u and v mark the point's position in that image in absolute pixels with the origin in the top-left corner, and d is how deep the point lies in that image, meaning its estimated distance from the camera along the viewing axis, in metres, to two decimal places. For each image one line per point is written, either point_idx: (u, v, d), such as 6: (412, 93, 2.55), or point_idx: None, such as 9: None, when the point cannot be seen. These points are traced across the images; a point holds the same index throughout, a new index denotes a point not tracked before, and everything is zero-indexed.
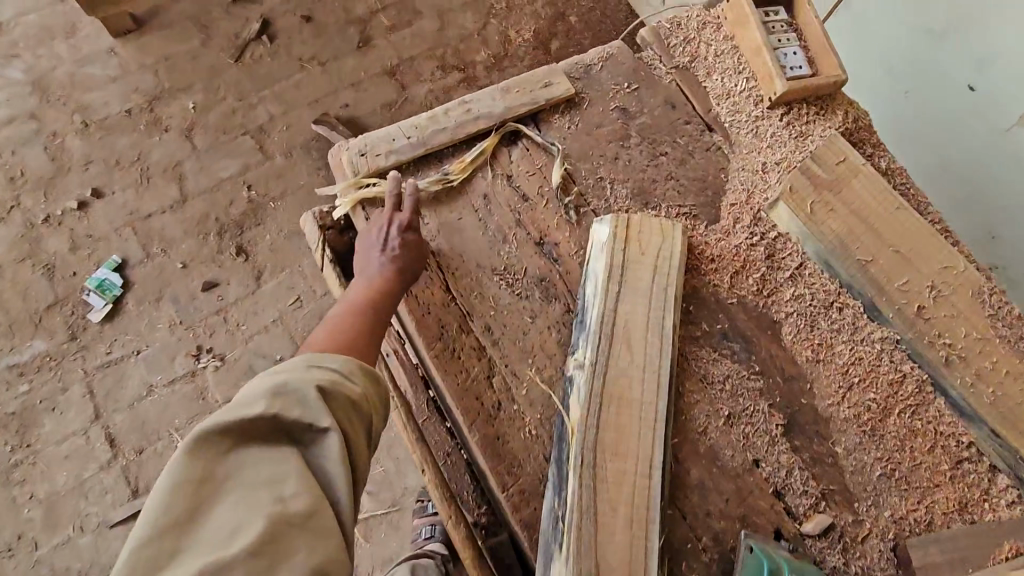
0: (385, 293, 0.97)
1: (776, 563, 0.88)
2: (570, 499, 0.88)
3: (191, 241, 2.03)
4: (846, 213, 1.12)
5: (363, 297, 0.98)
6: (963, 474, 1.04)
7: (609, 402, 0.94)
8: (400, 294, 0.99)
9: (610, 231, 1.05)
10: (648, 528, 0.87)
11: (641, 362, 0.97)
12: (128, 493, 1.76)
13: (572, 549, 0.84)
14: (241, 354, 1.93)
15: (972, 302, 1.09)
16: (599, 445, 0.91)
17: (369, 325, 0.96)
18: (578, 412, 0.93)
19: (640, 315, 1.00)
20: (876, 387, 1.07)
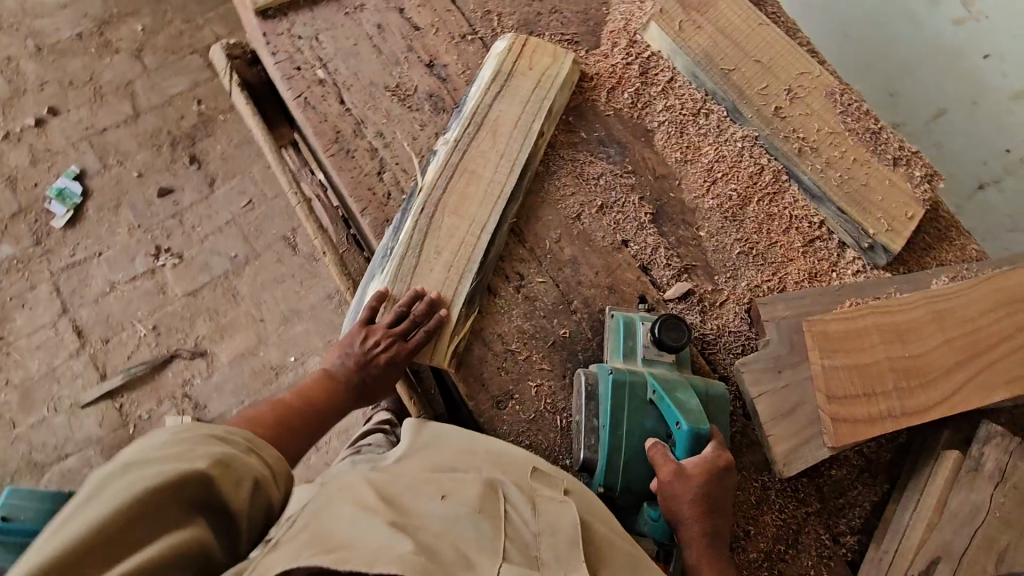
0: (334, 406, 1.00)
1: (629, 319, 1.01)
2: (402, 236, 1.04)
3: (146, 152, 2.14)
4: (712, 30, 1.23)
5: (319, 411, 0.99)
6: (815, 250, 1.16)
7: (461, 174, 1.08)
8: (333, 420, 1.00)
9: (507, 45, 1.17)
10: (465, 267, 1.03)
11: (501, 150, 1.11)
12: (97, 377, 1.90)
13: (391, 271, 1.02)
14: (198, 253, 2.06)
15: (825, 101, 1.21)
16: (441, 203, 1.06)
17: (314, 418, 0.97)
18: (431, 177, 1.08)
19: (512, 114, 1.13)
20: (737, 179, 1.19)
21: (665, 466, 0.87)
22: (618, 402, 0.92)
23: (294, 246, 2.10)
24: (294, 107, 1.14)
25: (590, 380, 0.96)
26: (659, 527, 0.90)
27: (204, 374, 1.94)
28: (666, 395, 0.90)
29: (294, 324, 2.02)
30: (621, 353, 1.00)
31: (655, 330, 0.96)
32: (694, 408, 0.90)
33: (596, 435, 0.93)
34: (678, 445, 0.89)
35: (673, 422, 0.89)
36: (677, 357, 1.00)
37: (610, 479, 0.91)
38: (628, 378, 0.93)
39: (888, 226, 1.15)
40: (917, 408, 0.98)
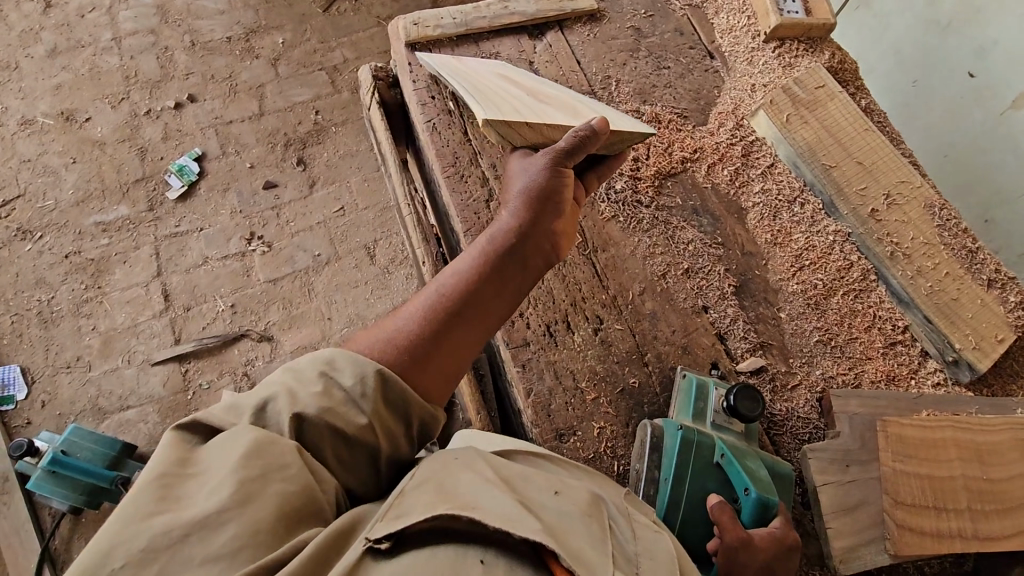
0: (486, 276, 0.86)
1: (701, 382, 1.05)
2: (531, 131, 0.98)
3: (261, 147, 2.35)
4: (818, 126, 1.29)
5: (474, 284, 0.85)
6: (896, 353, 1.16)
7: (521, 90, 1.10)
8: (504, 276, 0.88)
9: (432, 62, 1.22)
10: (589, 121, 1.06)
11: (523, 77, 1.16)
12: (172, 340, 2.03)
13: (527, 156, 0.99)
14: (286, 245, 2.21)
15: (923, 211, 1.23)
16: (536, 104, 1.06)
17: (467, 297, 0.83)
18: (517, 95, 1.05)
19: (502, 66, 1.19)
20: (825, 270, 1.21)
21: (733, 529, 0.86)
22: (684, 458, 0.96)
23: (372, 256, 2.23)
24: (422, 128, 1.24)
25: (655, 431, 0.99)
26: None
27: (267, 358, 2.04)
28: (736, 460, 0.94)
29: (357, 328, 2.12)
30: (690, 413, 1.03)
31: (731, 397, 0.99)
32: (762, 477, 0.94)
33: (654, 487, 0.97)
34: (743, 510, 0.92)
35: (740, 487, 0.93)
36: (745, 427, 1.03)
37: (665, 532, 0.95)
38: (697, 437, 0.98)
39: (976, 344, 1.14)
40: (990, 534, 0.95)
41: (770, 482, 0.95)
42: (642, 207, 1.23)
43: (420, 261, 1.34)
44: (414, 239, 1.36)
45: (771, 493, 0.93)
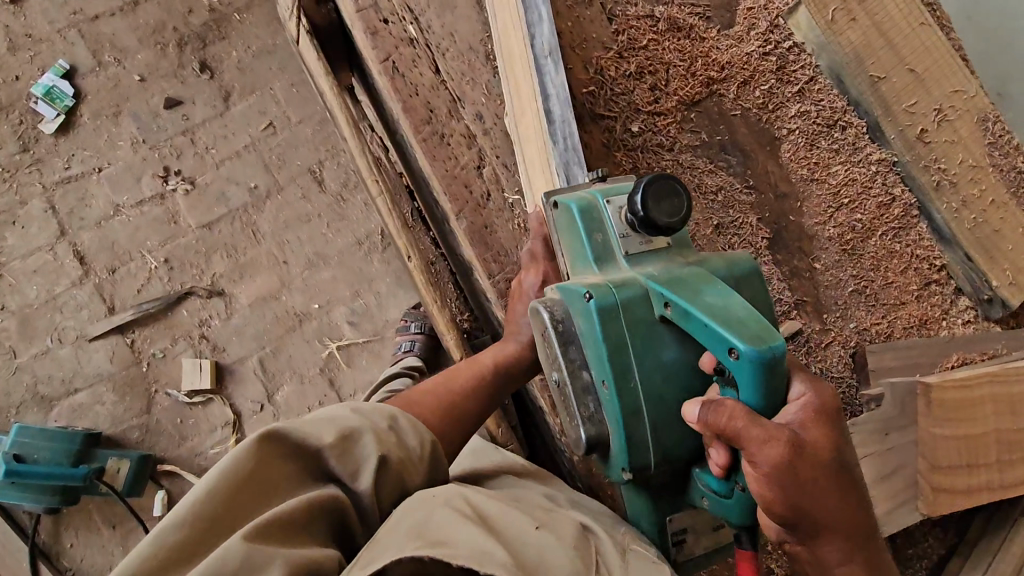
0: (509, 364, 0.90)
1: (583, 205, 0.74)
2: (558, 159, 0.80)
3: (148, 51, 1.84)
4: (867, 24, 1.05)
5: (487, 360, 0.90)
6: (929, 295, 1.08)
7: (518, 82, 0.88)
8: (524, 366, 0.91)
9: None
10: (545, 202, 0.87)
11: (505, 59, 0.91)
12: (105, 310, 1.76)
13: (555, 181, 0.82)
14: (213, 180, 1.85)
15: (974, 127, 1.07)
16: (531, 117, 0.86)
17: (485, 392, 0.89)
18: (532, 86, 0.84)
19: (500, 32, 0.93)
20: (864, 208, 1.07)
21: (766, 442, 0.58)
22: (612, 334, 0.68)
23: (320, 183, 1.89)
24: (379, 70, 0.93)
25: (565, 318, 0.74)
26: (727, 502, 0.69)
27: (223, 316, 1.81)
28: (692, 307, 0.64)
29: (319, 269, 1.86)
30: (591, 258, 0.74)
31: (641, 206, 0.68)
32: (733, 312, 0.63)
33: (595, 397, 0.73)
34: (741, 387, 0.61)
35: (723, 352, 0.62)
36: (670, 239, 0.75)
37: (636, 458, 0.70)
38: (620, 297, 0.69)
39: (1012, 279, 1.07)
40: (1015, 481, 0.98)
41: (750, 310, 0.63)
42: (662, 151, 1.02)
43: (405, 253, 1.09)
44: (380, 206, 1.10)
45: (766, 335, 0.60)
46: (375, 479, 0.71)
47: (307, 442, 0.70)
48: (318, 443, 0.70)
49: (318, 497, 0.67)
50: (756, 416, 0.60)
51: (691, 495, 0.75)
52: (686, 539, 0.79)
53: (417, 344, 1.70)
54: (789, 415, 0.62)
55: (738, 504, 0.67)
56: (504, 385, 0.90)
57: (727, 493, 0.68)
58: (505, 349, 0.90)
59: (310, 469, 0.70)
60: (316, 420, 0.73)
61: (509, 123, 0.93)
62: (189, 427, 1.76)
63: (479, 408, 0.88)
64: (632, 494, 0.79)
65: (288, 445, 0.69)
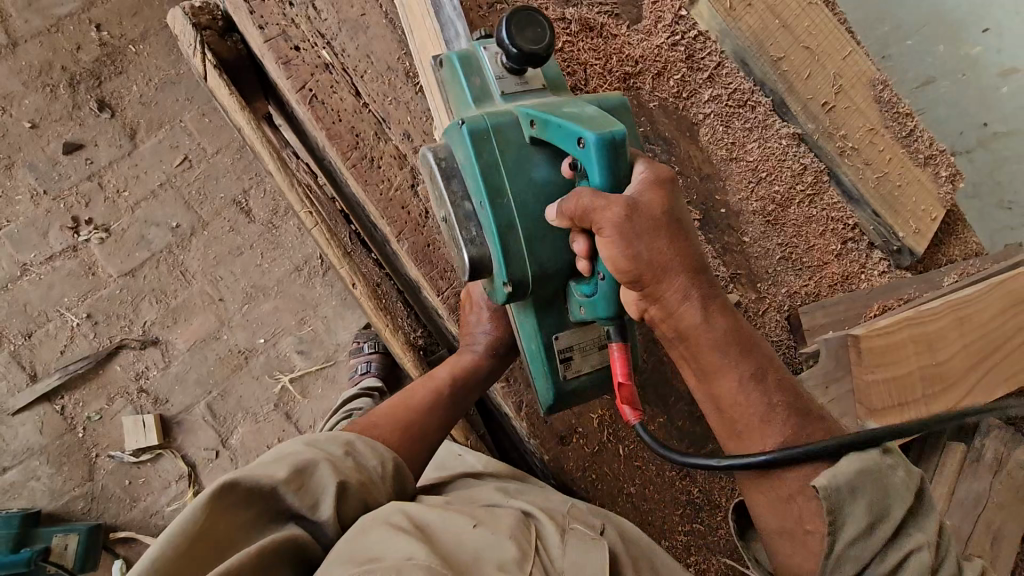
0: (467, 372, 0.90)
1: (465, 52, 0.78)
2: None
3: (36, 95, 1.71)
4: (763, 8, 1.11)
5: (442, 372, 0.90)
6: (848, 252, 1.17)
7: (441, 93, 0.87)
8: (482, 373, 0.91)
9: None
10: None
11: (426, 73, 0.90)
12: (27, 378, 1.64)
13: None
14: (129, 223, 1.74)
15: (867, 94, 1.16)
16: None
17: (443, 404, 0.88)
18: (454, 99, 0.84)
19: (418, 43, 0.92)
20: (780, 179, 1.14)
21: (607, 206, 0.64)
22: (486, 147, 0.72)
23: (248, 212, 1.81)
24: (297, 99, 0.91)
25: (446, 154, 0.77)
26: (595, 299, 0.73)
27: (161, 365, 1.71)
28: (550, 116, 0.69)
29: (260, 302, 1.79)
30: (470, 100, 0.77)
31: (509, 42, 0.71)
32: (589, 114, 0.68)
33: (475, 222, 0.75)
34: (589, 172, 0.66)
35: (574, 145, 0.67)
36: (543, 78, 0.80)
37: (513, 270, 0.73)
38: (491, 124, 0.73)
39: (916, 228, 1.17)
40: (940, 411, 1.07)
41: (603, 113, 0.69)
42: None
43: (349, 282, 1.06)
44: (316, 232, 1.06)
45: (613, 125, 0.66)
46: (335, 508, 0.70)
47: (259, 484, 0.67)
48: (271, 482, 0.68)
49: (278, 538, 0.64)
50: (601, 189, 0.65)
51: (567, 310, 0.79)
52: (571, 356, 0.82)
53: (374, 363, 1.65)
54: (629, 187, 0.67)
55: (603, 294, 0.72)
56: (464, 394, 0.90)
57: (594, 289, 0.73)
58: (458, 362, 0.90)
59: (265, 514, 0.67)
60: (265, 463, 0.71)
61: (440, 136, 0.92)
62: (139, 487, 1.66)
63: (440, 421, 0.87)
64: (521, 315, 0.80)
65: (239, 492, 0.66)
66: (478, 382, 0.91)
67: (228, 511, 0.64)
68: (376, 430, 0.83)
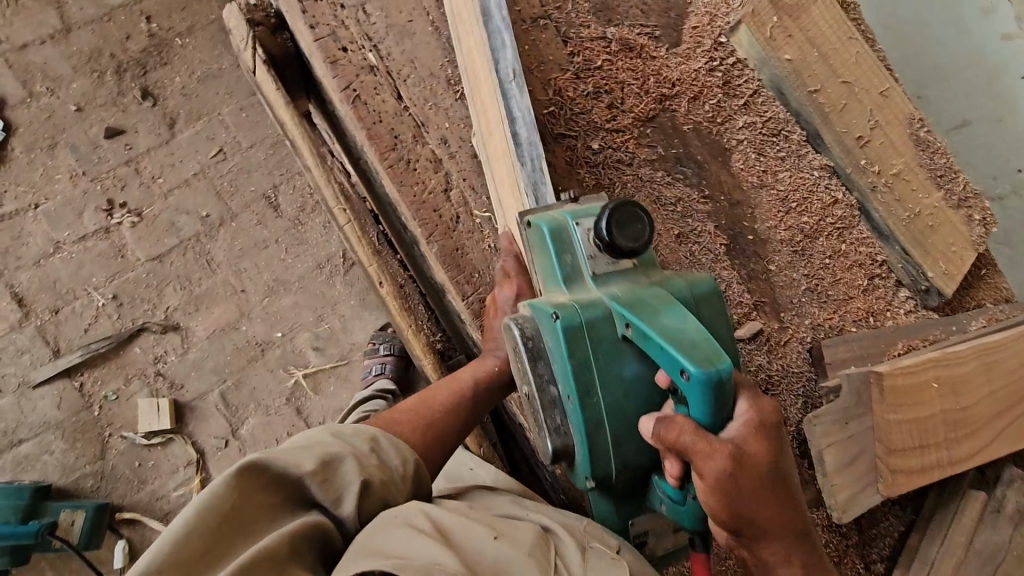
0: (490, 377, 0.90)
1: (557, 224, 0.76)
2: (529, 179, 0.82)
3: (84, 79, 1.76)
4: (802, 40, 1.12)
5: (466, 374, 0.90)
6: (874, 288, 1.15)
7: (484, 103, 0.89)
8: (505, 380, 0.91)
9: None
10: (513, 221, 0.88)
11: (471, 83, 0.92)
12: (49, 354, 1.67)
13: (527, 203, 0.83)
14: (161, 210, 1.78)
15: (904, 132, 1.15)
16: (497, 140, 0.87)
17: (464, 407, 0.88)
18: (497, 109, 0.85)
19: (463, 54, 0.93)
20: (810, 212, 1.13)
21: (711, 453, 0.62)
22: (576, 353, 0.71)
23: (277, 208, 1.84)
24: (341, 99, 0.93)
25: (534, 334, 0.76)
26: (682, 507, 0.72)
27: (180, 350, 1.74)
28: (651, 331, 0.66)
29: (280, 296, 1.81)
30: (560, 278, 0.76)
31: (606, 233, 0.70)
32: (689, 335, 0.65)
33: (559, 390, 0.74)
34: (691, 404, 0.64)
35: (676, 372, 0.64)
36: (636, 259, 0.77)
37: (597, 467, 0.73)
38: (585, 319, 0.71)
39: (946, 269, 1.15)
40: (960, 458, 1.06)
41: (705, 334, 0.66)
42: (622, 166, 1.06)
43: (376, 279, 1.08)
44: (347, 228, 1.08)
45: (717, 357, 0.63)
46: (358, 503, 0.71)
47: (286, 471, 0.69)
48: (298, 472, 0.69)
49: (302, 524, 0.65)
50: (704, 428, 0.63)
51: (650, 501, 0.77)
52: (646, 539, 0.83)
53: (387, 366, 1.69)
54: (732, 431, 0.64)
55: (689, 509, 0.71)
56: (487, 399, 0.90)
57: (682, 499, 0.71)
58: (482, 365, 0.90)
59: (289, 502, 0.69)
60: (293, 449, 0.72)
61: (479, 146, 0.93)
62: (149, 470, 1.68)
63: (460, 424, 0.87)
64: (574, 409, 0.72)
65: (268, 476, 0.67)
66: (500, 389, 0.91)
67: (256, 493, 0.66)
68: (396, 425, 0.83)
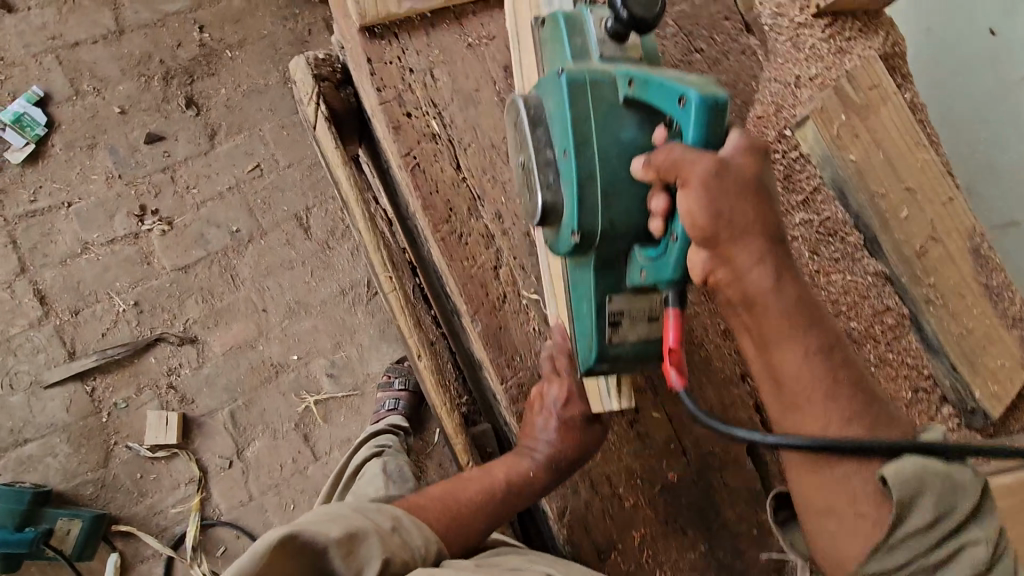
0: (523, 482, 0.84)
1: (572, 13, 0.76)
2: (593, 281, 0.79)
3: (130, 82, 1.76)
4: (869, 141, 1.08)
5: (499, 473, 0.85)
6: (916, 401, 1.11)
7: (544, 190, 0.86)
8: (539, 487, 0.85)
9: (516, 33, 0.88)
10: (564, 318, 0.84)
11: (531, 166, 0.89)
12: (64, 355, 1.66)
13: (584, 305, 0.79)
14: (191, 220, 1.76)
15: (964, 247, 1.11)
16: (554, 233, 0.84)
17: (492, 507, 0.84)
18: None
19: None
20: (859, 317, 1.10)
21: (696, 158, 0.59)
22: (577, 99, 0.69)
23: (306, 229, 1.83)
24: (399, 164, 0.91)
25: (537, 103, 0.75)
26: (659, 262, 0.67)
27: (194, 364, 1.72)
28: (653, 76, 0.65)
29: (300, 319, 1.79)
30: (569, 57, 0.75)
31: (623, 7, 0.67)
32: (692, 78, 0.63)
33: (554, 169, 0.73)
34: (685, 131, 0.62)
35: (674, 105, 0.62)
36: (644, 49, 0.75)
37: (584, 217, 0.69)
38: (590, 78, 0.70)
39: (995, 390, 1.10)
40: None
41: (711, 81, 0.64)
42: None
43: (415, 352, 0.99)
44: (388, 292, 1.00)
45: (716, 89, 0.61)
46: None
47: (314, 540, 0.66)
48: (325, 541, 0.66)
49: None
50: (695, 147, 0.61)
51: (626, 273, 0.73)
52: (620, 322, 0.75)
53: (401, 402, 1.67)
54: (725, 147, 0.61)
55: (666, 264, 0.66)
56: (516, 502, 0.85)
57: (663, 254, 0.66)
58: (517, 466, 0.85)
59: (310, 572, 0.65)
60: (321, 519, 0.70)
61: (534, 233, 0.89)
62: (149, 483, 1.65)
63: (484, 522, 0.84)
64: (578, 271, 0.77)
65: (296, 544, 0.64)
66: (533, 495, 0.85)
67: (281, 562, 0.62)
68: (423, 509, 0.82)
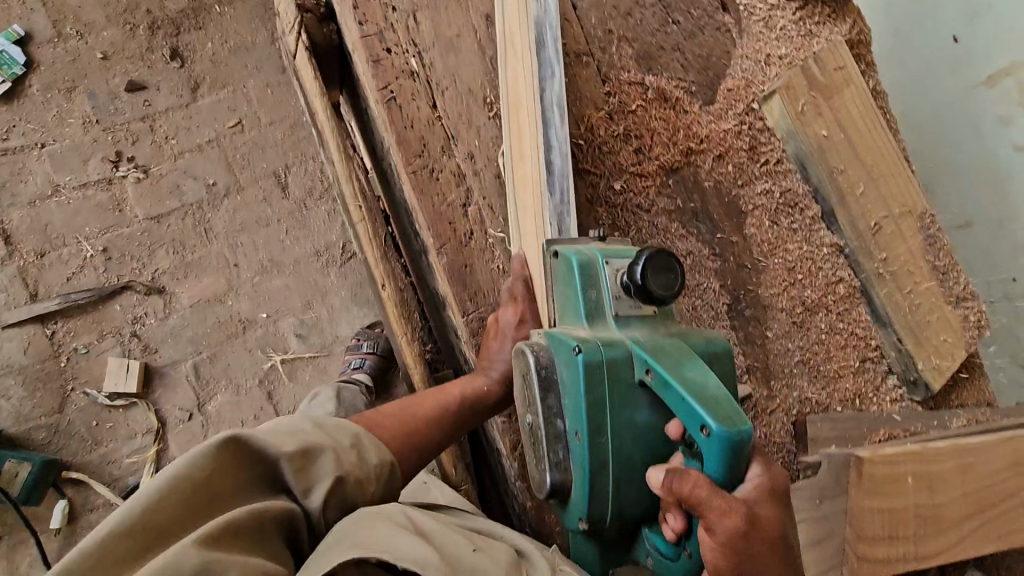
0: (476, 399, 0.87)
1: (587, 260, 0.73)
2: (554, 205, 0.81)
3: (115, 29, 1.75)
4: (832, 119, 1.14)
5: (454, 390, 0.87)
6: (864, 371, 1.17)
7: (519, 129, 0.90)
8: (490, 405, 0.88)
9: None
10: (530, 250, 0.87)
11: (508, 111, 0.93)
12: (26, 297, 1.63)
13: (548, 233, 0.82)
14: (168, 170, 1.75)
15: (915, 229, 1.18)
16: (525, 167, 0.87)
17: (446, 420, 0.86)
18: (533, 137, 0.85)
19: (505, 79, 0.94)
20: (813, 285, 1.15)
21: (722, 512, 0.60)
22: (584, 394, 0.69)
23: (285, 188, 1.83)
24: (376, 98, 0.94)
25: (548, 360, 0.74)
26: (674, 563, 0.69)
27: (160, 315, 1.70)
28: (671, 379, 0.64)
29: (272, 277, 1.78)
30: (582, 313, 0.74)
31: (641, 276, 0.67)
32: (711, 389, 0.63)
33: (557, 401, 0.73)
34: (707, 462, 0.62)
35: (694, 428, 0.62)
36: (659, 305, 0.74)
37: (593, 506, 0.71)
38: (605, 356, 0.68)
39: (937, 364, 1.16)
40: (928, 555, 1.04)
41: (727, 392, 0.64)
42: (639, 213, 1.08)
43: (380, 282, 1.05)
44: (359, 227, 1.05)
45: (741, 420, 0.61)
46: (328, 497, 0.70)
47: (266, 450, 0.67)
48: (276, 453, 0.68)
49: (273, 509, 0.64)
50: (714, 484, 0.61)
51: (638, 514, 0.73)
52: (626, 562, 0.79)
53: (368, 362, 1.67)
54: (742, 490, 0.62)
55: (682, 564, 0.68)
56: (468, 419, 0.87)
57: (675, 554, 0.69)
58: (472, 385, 0.88)
59: (262, 480, 0.67)
60: (277, 431, 0.71)
61: (508, 174, 0.93)
62: (104, 432, 1.63)
63: (438, 437, 0.86)
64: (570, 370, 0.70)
65: (248, 450, 0.66)
66: (485, 412, 0.88)
67: (231, 468, 0.64)
68: (379, 426, 0.82)
